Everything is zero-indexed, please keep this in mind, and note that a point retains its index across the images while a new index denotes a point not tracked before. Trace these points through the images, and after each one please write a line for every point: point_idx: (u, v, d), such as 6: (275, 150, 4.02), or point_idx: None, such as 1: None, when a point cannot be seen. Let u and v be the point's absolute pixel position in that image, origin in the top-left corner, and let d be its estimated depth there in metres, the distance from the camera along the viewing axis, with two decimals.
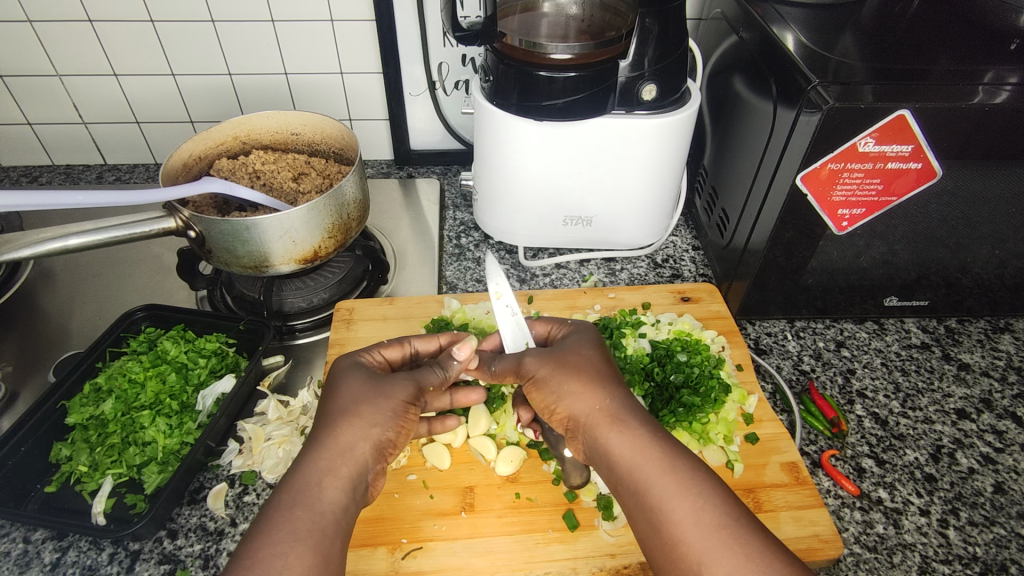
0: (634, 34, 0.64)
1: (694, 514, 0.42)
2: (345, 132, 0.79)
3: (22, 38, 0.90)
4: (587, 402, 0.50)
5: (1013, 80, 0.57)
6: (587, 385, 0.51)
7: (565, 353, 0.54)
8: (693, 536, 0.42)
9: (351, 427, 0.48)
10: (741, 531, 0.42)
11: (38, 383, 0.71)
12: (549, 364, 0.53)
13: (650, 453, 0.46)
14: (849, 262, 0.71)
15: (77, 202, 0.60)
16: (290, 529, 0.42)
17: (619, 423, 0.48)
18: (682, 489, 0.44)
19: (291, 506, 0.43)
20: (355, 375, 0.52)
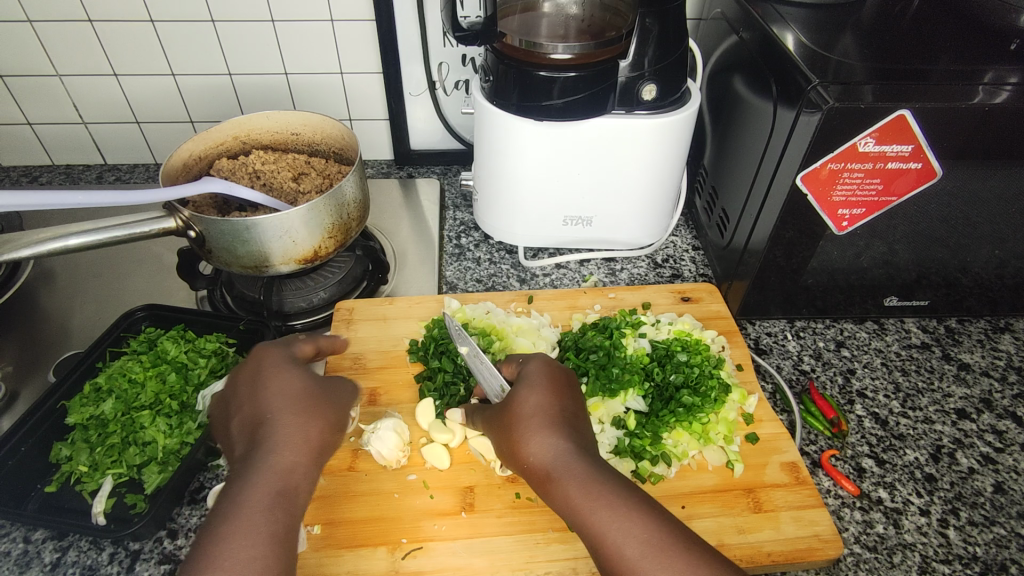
0: (634, 34, 0.64)
1: (627, 538, 0.43)
2: (345, 133, 0.79)
3: (22, 38, 0.90)
4: (524, 446, 0.50)
5: (1013, 80, 0.57)
6: (526, 427, 0.50)
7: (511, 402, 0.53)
8: (630, 559, 0.42)
9: (302, 424, 0.50)
10: (668, 538, 0.42)
11: (39, 384, 0.71)
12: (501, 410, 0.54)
13: (583, 488, 0.46)
14: (849, 262, 0.71)
15: (77, 202, 0.60)
16: (273, 528, 0.43)
17: (552, 464, 0.48)
18: (618, 514, 0.44)
19: (272, 507, 0.44)
20: (285, 372, 0.54)
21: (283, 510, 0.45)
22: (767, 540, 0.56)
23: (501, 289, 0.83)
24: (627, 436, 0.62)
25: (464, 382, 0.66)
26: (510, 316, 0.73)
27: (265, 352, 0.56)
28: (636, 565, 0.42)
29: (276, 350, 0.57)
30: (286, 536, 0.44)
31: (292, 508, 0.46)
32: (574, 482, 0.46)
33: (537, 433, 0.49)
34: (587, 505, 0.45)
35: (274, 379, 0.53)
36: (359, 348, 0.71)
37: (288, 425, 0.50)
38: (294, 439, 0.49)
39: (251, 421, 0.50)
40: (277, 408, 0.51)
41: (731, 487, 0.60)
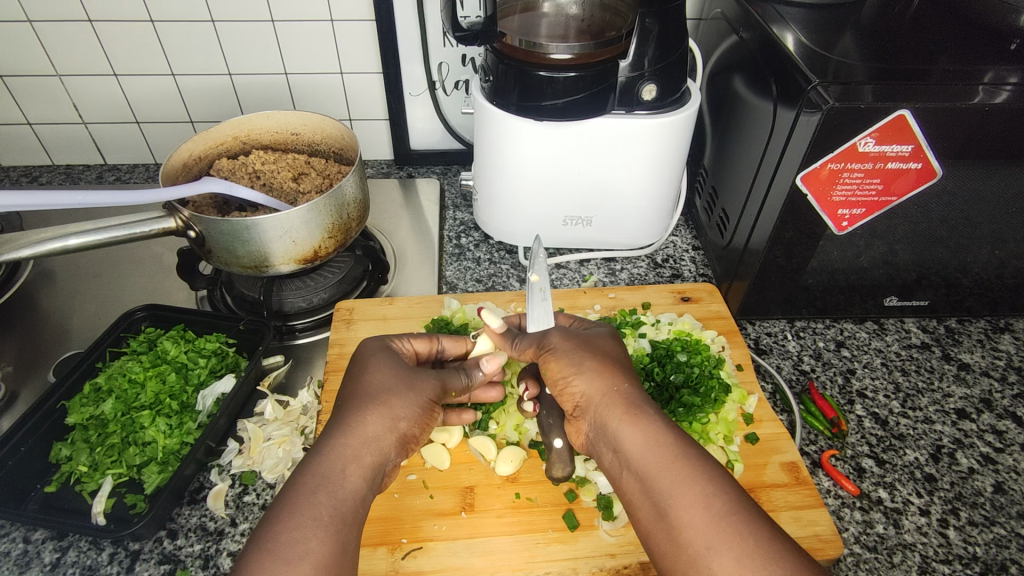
0: (634, 34, 0.64)
1: (702, 498, 0.42)
2: (345, 132, 0.79)
3: (22, 38, 0.90)
4: (601, 385, 0.50)
5: (1013, 80, 0.57)
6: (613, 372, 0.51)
7: (593, 344, 0.55)
8: (701, 517, 0.41)
9: (371, 412, 0.48)
10: (747, 516, 0.41)
11: (39, 384, 0.71)
12: (575, 343, 0.55)
13: (661, 436, 0.46)
14: (849, 262, 0.71)
15: (76, 202, 0.60)
16: (314, 513, 0.42)
17: (632, 408, 0.48)
18: (695, 473, 0.43)
19: (316, 491, 0.43)
20: (379, 360, 0.54)
21: (326, 492, 0.43)
22: None
23: (501, 289, 0.83)
24: None
25: None
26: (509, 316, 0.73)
27: (369, 341, 0.56)
28: (706, 527, 0.40)
29: (378, 343, 0.56)
30: (330, 524, 0.42)
31: (339, 495, 0.44)
32: (651, 429, 0.46)
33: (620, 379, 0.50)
34: (662, 455, 0.45)
35: (369, 367, 0.53)
36: None
37: (358, 412, 0.48)
38: (364, 427, 0.48)
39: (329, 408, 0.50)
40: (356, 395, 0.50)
41: None
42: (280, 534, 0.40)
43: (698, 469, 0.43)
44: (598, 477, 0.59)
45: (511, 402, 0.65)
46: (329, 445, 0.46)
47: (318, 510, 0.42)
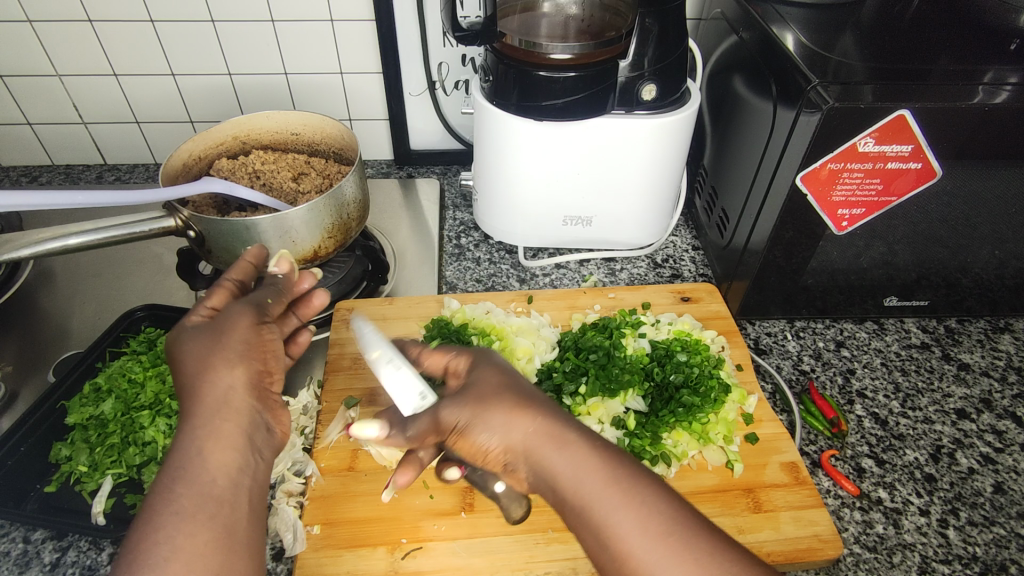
0: (634, 34, 0.64)
1: (640, 524, 0.38)
2: (345, 132, 0.79)
3: (22, 38, 0.90)
4: (513, 416, 0.42)
5: (1013, 80, 0.57)
6: (513, 398, 0.43)
7: (471, 386, 0.45)
8: (643, 544, 0.37)
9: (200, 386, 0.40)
10: (690, 529, 0.38)
11: (38, 384, 0.71)
12: (461, 396, 0.44)
13: (586, 460, 0.40)
14: (849, 262, 0.71)
15: (78, 202, 0.60)
16: (172, 509, 0.36)
17: (550, 435, 0.41)
18: (635, 497, 0.38)
19: (173, 486, 0.37)
20: (193, 332, 0.43)
21: (183, 480, 0.37)
22: (767, 540, 0.56)
23: (501, 289, 0.83)
24: (626, 436, 0.62)
25: None
26: (510, 316, 0.73)
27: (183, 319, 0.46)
28: (651, 554, 0.37)
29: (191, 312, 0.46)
30: (196, 514, 0.36)
31: (202, 480, 0.37)
32: (573, 455, 0.40)
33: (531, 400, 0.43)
34: (592, 483, 0.39)
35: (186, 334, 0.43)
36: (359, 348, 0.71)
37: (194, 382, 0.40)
38: (204, 397, 0.40)
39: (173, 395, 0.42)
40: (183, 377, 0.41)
41: (730, 486, 0.60)
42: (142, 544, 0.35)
43: (631, 489, 0.39)
44: None
45: None
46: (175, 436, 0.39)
47: (179, 504, 0.36)
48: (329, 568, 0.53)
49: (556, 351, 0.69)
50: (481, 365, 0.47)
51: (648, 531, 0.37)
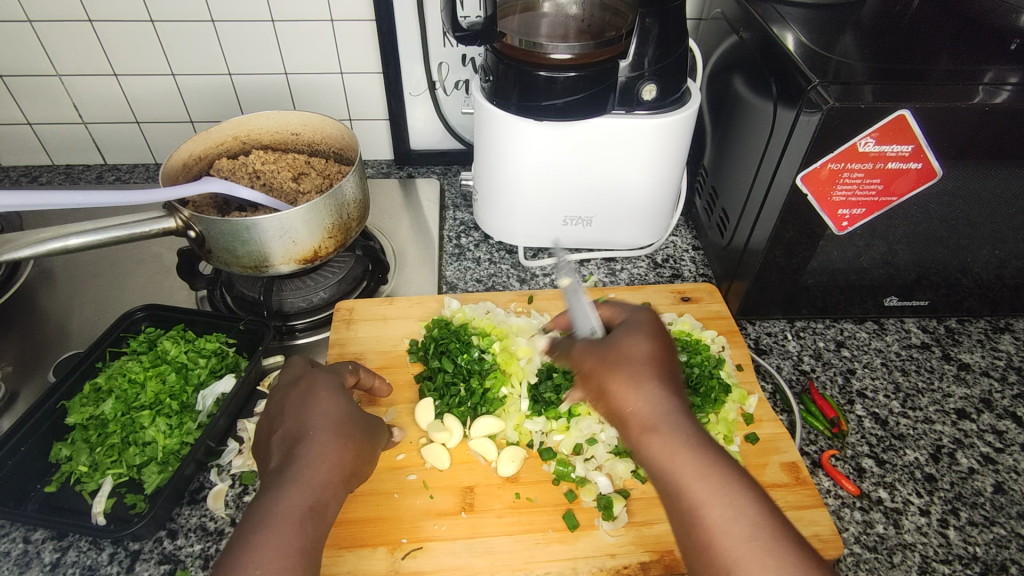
0: (634, 34, 0.64)
1: (729, 523, 0.41)
2: (345, 133, 0.79)
3: (22, 38, 0.90)
4: (629, 396, 0.48)
5: (1013, 80, 0.57)
6: (628, 375, 0.49)
7: (614, 347, 0.52)
8: (729, 541, 0.41)
9: (336, 447, 0.52)
10: (777, 541, 0.40)
11: (39, 384, 0.71)
12: (597, 360, 0.51)
13: (687, 451, 0.44)
14: (849, 262, 0.71)
15: (77, 202, 0.60)
16: (300, 542, 0.45)
17: (656, 421, 0.46)
18: (728, 494, 0.42)
19: (304, 521, 0.46)
20: (334, 395, 0.56)
21: (312, 522, 0.47)
22: None
23: (501, 289, 0.83)
24: None
25: (465, 383, 0.66)
26: (510, 316, 0.73)
27: (317, 377, 0.58)
28: (736, 552, 0.40)
29: (327, 377, 0.58)
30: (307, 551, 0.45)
31: (322, 522, 0.48)
32: (671, 442, 0.45)
33: (643, 383, 0.48)
34: (687, 472, 0.44)
35: (328, 401, 0.55)
36: (359, 348, 0.71)
37: (328, 443, 0.52)
38: (334, 457, 0.51)
39: (288, 438, 0.52)
40: (316, 427, 0.53)
41: None
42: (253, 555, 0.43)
43: (722, 483, 0.43)
44: (598, 478, 0.60)
45: (511, 403, 0.66)
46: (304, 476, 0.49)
47: (304, 540, 0.45)
48: (329, 568, 0.53)
49: None
50: (631, 330, 0.53)
51: (733, 531, 0.41)
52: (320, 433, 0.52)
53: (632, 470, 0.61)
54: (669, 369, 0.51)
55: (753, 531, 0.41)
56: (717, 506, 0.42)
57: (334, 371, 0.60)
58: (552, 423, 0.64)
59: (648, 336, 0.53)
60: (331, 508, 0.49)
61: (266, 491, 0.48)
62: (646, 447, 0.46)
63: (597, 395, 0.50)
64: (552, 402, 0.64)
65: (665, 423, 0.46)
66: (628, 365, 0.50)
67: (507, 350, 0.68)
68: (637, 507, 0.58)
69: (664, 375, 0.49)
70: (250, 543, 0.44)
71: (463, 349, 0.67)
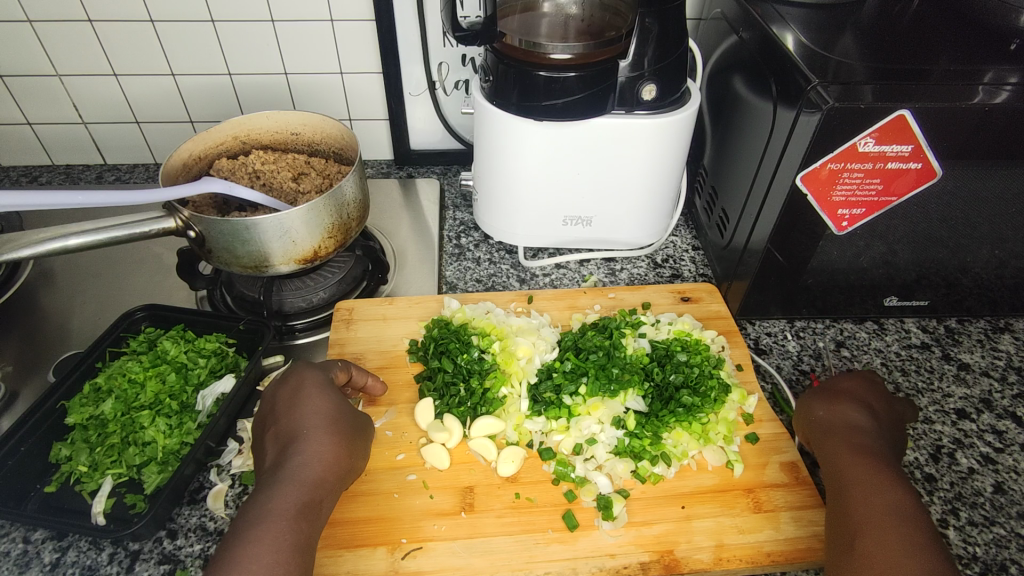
0: (634, 34, 0.64)
1: (874, 507, 0.50)
2: (345, 133, 0.79)
3: (22, 38, 0.90)
4: (845, 416, 0.59)
5: (1013, 80, 0.57)
6: (850, 401, 0.61)
7: (834, 382, 0.64)
8: (868, 521, 0.49)
9: (330, 445, 0.53)
10: (904, 520, 0.48)
11: (38, 384, 0.71)
12: (819, 395, 0.63)
13: (855, 453, 0.55)
14: (849, 262, 0.71)
15: (77, 202, 0.60)
16: (296, 540, 0.47)
17: (853, 426, 0.58)
18: (877, 485, 0.51)
19: (297, 519, 0.48)
20: (325, 390, 0.57)
21: (306, 521, 0.48)
22: (767, 540, 0.56)
23: (501, 289, 0.83)
24: (627, 436, 0.62)
25: (464, 383, 0.66)
26: (510, 316, 0.73)
27: (307, 371, 0.59)
28: (874, 528, 0.48)
29: (317, 372, 0.59)
30: (302, 548, 0.47)
31: (315, 520, 0.49)
32: (851, 447, 0.55)
33: (845, 404, 0.60)
34: (852, 467, 0.53)
35: (318, 399, 0.56)
36: (359, 348, 0.71)
37: (319, 443, 0.53)
38: (326, 457, 0.52)
39: (283, 436, 0.54)
40: (310, 426, 0.54)
41: (731, 487, 0.59)
42: (244, 551, 0.44)
43: (873, 478, 0.52)
44: (598, 478, 0.60)
45: (511, 403, 0.66)
46: (299, 477, 0.50)
47: (298, 537, 0.47)
48: (328, 568, 0.53)
49: (557, 351, 0.68)
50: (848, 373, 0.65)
51: (873, 508, 0.50)
52: (312, 432, 0.53)
53: (632, 470, 0.60)
54: (887, 404, 0.62)
55: (894, 507, 0.49)
56: (873, 493, 0.51)
57: (324, 365, 0.61)
58: (552, 423, 0.64)
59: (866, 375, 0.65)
60: (326, 507, 0.51)
61: (259, 490, 0.49)
62: (822, 449, 0.57)
63: (800, 417, 0.63)
64: (552, 402, 0.65)
65: (862, 433, 0.57)
66: (855, 393, 0.62)
67: (507, 350, 0.69)
68: (637, 507, 0.58)
69: (881, 408, 0.61)
70: (244, 539, 0.45)
71: (463, 349, 0.67)
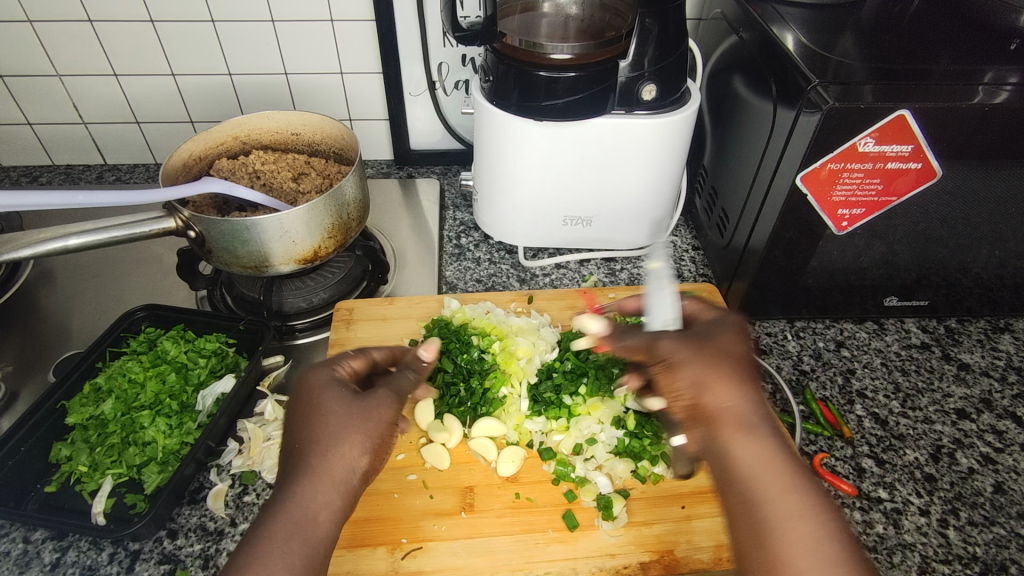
0: (634, 34, 0.64)
1: (810, 545, 0.40)
2: (345, 132, 0.79)
3: (22, 38, 0.90)
4: (713, 396, 0.46)
5: (1013, 80, 0.57)
6: (732, 373, 0.47)
7: (709, 340, 0.50)
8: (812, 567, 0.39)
9: (335, 453, 0.47)
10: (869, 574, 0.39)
11: (39, 384, 0.71)
12: (688, 348, 0.50)
13: (747, 458, 0.44)
14: (849, 262, 0.71)
15: (77, 202, 0.60)
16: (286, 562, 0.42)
17: (741, 417, 0.46)
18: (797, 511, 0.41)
19: (289, 538, 0.43)
20: (328, 391, 0.50)
21: (300, 539, 0.43)
22: None
23: (501, 289, 0.83)
24: (627, 436, 0.62)
25: (465, 383, 0.66)
26: (510, 316, 0.73)
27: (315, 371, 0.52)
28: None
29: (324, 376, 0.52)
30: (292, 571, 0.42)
31: (314, 535, 0.44)
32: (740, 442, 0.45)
33: (740, 380, 0.47)
34: (756, 482, 0.43)
35: (322, 403, 0.49)
36: (359, 349, 0.71)
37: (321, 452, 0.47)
38: (326, 467, 0.46)
39: (289, 445, 0.48)
40: (313, 434, 0.47)
41: None
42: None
43: (799, 497, 0.42)
44: (598, 478, 0.60)
45: (511, 403, 0.66)
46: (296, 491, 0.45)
47: (291, 558, 0.42)
48: (328, 568, 0.53)
49: (557, 351, 0.68)
50: (720, 327, 0.52)
51: (808, 550, 0.40)
52: (310, 437, 0.47)
53: (632, 470, 0.60)
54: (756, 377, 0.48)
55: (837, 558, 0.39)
56: (806, 522, 0.41)
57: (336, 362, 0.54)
58: (552, 423, 0.64)
59: (722, 342, 0.50)
60: (329, 519, 0.45)
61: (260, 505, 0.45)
62: (709, 439, 0.46)
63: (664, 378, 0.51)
64: (552, 402, 0.65)
65: (749, 424, 0.45)
66: (730, 361, 0.48)
67: (507, 350, 0.68)
68: (637, 507, 0.58)
69: (744, 380, 0.47)
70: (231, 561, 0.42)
71: (463, 349, 0.67)
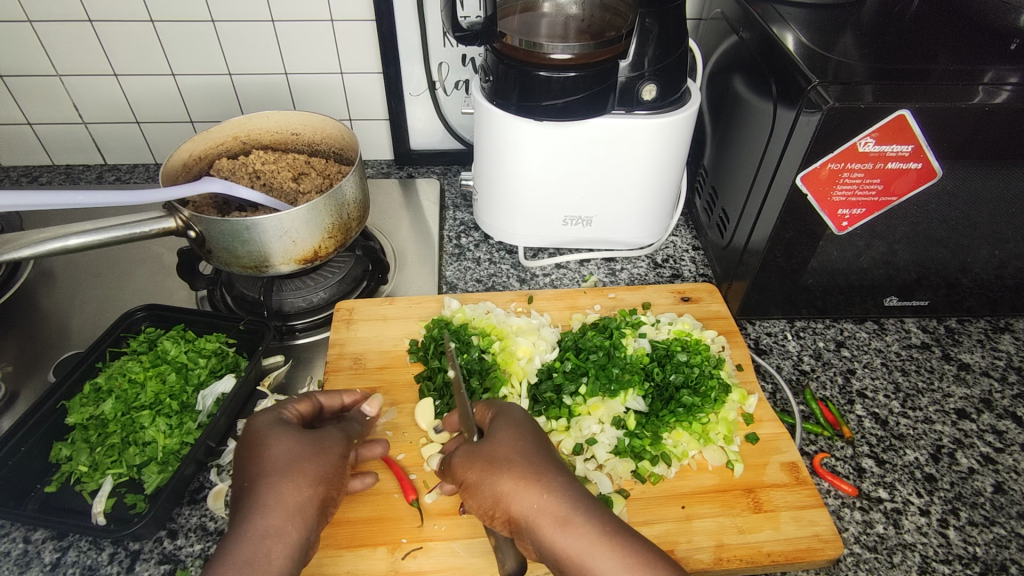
0: (634, 34, 0.64)
1: None
2: (345, 133, 0.79)
3: (22, 38, 0.90)
4: (518, 501, 0.47)
5: (1013, 80, 0.57)
6: (521, 475, 0.48)
7: (490, 449, 0.51)
8: None
9: (286, 487, 0.47)
10: None
11: (38, 384, 0.71)
12: (478, 462, 0.50)
13: (597, 544, 0.44)
14: (849, 262, 0.71)
15: (77, 202, 0.60)
16: None
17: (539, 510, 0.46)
18: None
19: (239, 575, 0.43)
20: (279, 431, 0.52)
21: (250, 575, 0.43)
22: (767, 540, 0.56)
23: (501, 289, 0.83)
24: (627, 436, 0.62)
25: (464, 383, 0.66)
26: (510, 316, 0.73)
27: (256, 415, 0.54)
28: None
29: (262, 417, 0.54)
30: None
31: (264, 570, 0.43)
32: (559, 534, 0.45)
33: (523, 482, 0.47)
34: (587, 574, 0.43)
35: (274, 441, 0.50)
36: (359, 349, 0.71)
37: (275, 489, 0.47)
38: (280, 501, 0.46)
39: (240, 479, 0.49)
40: (268, 468, 0.48)
41: (731, 487, 0.60)
42: None
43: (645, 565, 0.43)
44: (598, 478, 0.60)
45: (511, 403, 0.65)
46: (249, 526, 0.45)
47: None
48: (328, 568, 0.53)
49: (557, 351, 0.68)
50: (503, 427, 0.53)
51: None
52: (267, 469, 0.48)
53: (632, 470, 0.60)
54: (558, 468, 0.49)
55: None
56: None
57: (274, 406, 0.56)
58: (552, 423, 0.64)
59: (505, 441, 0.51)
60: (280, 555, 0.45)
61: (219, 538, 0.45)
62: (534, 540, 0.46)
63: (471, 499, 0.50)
64: (552, 402, 0.65)
65: (564, 518, 0.45)
66: (509, 466, 0.49)
67: (507, 350, 0.68)
68: (637, 507, 0.58)
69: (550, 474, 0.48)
70: None
71: (463, 349, 0.67)
